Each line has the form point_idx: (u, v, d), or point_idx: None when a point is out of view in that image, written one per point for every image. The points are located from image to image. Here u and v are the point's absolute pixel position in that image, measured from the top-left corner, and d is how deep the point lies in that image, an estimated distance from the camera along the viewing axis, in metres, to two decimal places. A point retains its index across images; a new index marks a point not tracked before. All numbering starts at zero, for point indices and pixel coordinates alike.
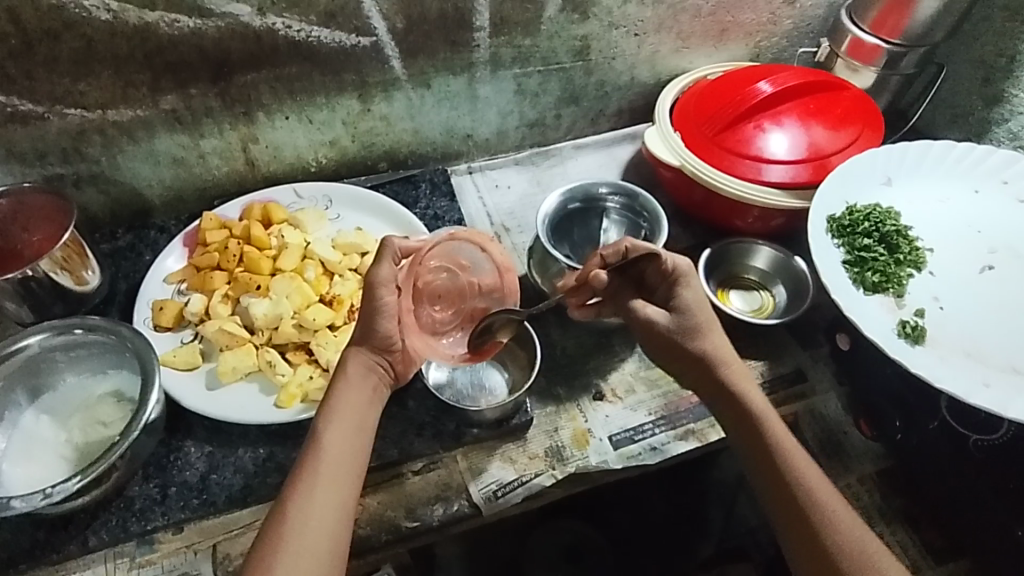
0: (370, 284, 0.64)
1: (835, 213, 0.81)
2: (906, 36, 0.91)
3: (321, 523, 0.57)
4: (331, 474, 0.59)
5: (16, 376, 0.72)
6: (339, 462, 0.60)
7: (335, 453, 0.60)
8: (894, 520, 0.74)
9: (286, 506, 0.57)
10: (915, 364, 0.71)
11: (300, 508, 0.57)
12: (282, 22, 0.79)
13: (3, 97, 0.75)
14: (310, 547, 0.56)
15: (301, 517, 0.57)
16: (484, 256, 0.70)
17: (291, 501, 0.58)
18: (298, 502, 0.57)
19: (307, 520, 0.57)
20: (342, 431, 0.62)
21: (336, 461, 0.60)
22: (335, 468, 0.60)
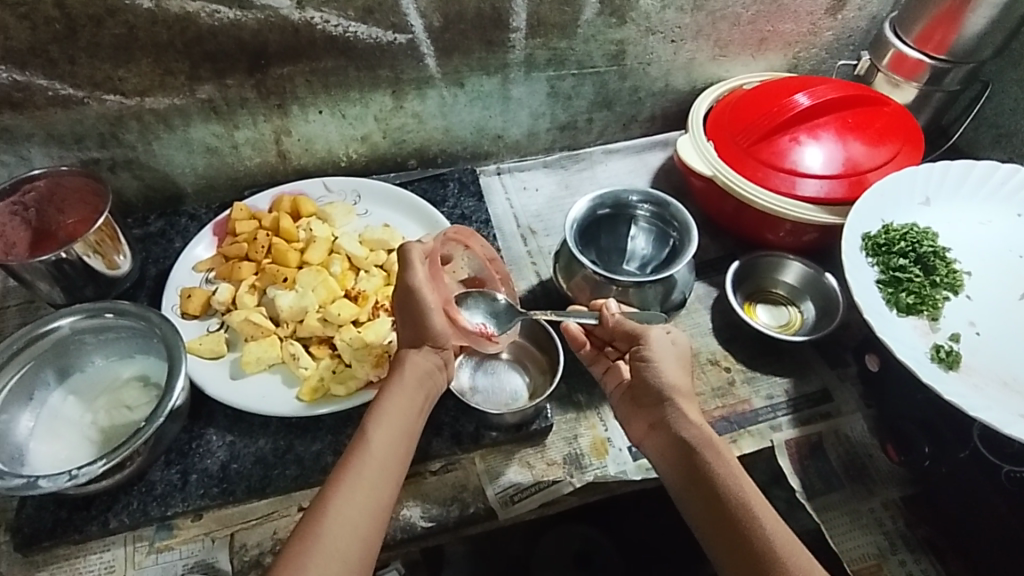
0: (410, 287, 0.66)
1: (870, 231, 0.79)
2: (951, 53, 0.89)
3: (354, 526, 0.56)
4: (371, 475, 0.59)
5: (46, 357, 0.73)
6: (382, 465, 0.60)
7: (380, 457, 0.60)
8: (919, 549, 0.72)
9: (328, 501, 0.57)
10: (948, 390, 0.69)
11: (340, 505, 0.56)
12: (321, 16, 0.79)
13: (44, 80, 0.76)
14: (339, 550, 0.54)
15: (340, 515, 0.56)
16: (467, 253, 0.78)
17: (332, 496, 0.57)
18: (339, 499, 0.57)
19: (344, 520, 0.56)
20: (388, 434, 0.62)
21: (379, 464, 0.59)
22: (376, 471, 0.59)
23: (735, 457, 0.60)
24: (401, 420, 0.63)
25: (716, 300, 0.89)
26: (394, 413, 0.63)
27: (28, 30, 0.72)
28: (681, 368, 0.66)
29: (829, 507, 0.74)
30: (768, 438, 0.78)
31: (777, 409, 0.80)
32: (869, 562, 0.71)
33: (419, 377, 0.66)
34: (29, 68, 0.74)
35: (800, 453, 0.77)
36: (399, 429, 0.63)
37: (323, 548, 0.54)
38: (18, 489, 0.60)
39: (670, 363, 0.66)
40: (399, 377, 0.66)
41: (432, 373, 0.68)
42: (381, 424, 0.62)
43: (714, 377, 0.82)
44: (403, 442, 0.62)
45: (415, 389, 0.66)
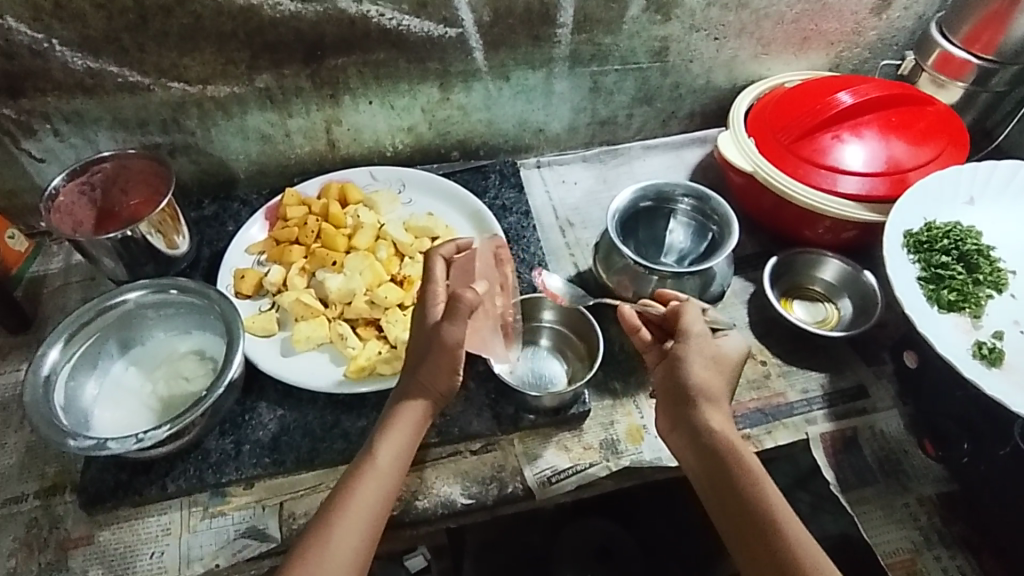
0: (448, 346, 0.64)
1: (913, 229, 0.80)
2: (998, 53, 0.89)
3: (349, 555, 0.57)
4: (371, 507, 0.60)
5: (111, 329, 0.76)
6: (384, 494, 0.61)
7: (383, 485, 0.61)
8: (953, 545, 0.72)
9: (329, 529, 0.58)
10: (991, 386, 0.69)
11: (339, 538, 0.57)
12: (376, 9, 0.82)
13: (115, 67, 0.80)
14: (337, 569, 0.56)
15: (339, 545, 0.57)
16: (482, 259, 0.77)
17: (333, 526, 0.58)
18: (339, 528, 0.58)
19: (340, 552, 0.57)
20: (393, 463, 0.62)
21: (379, 495, 0.60)
22: (377, 488, 0.61)
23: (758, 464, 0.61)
24: (406, 448, 0.63)
25: (752, 295, 0.90)
26: (399, 444, 0.63)
27: (104, 19, 0.76)
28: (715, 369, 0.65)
29: (864, 501, 0.75)
30: (803, 431, 0.78)
31: (812, 403, 0.80)
32: (903, 556, 0.71)
33: (418, 419, 0.65)
34: (102, 55, 0.79)
35: (835, 447, 0.78)
36: (403, 460, 0.63)
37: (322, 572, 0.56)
38: (89, 449, 0.63)
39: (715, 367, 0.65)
40: (401, 416, 0.64)
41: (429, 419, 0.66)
42: (388, 449, 0.63)
43: (750, 369, 0.83)
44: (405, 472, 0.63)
45: (420, 420, 0.65)
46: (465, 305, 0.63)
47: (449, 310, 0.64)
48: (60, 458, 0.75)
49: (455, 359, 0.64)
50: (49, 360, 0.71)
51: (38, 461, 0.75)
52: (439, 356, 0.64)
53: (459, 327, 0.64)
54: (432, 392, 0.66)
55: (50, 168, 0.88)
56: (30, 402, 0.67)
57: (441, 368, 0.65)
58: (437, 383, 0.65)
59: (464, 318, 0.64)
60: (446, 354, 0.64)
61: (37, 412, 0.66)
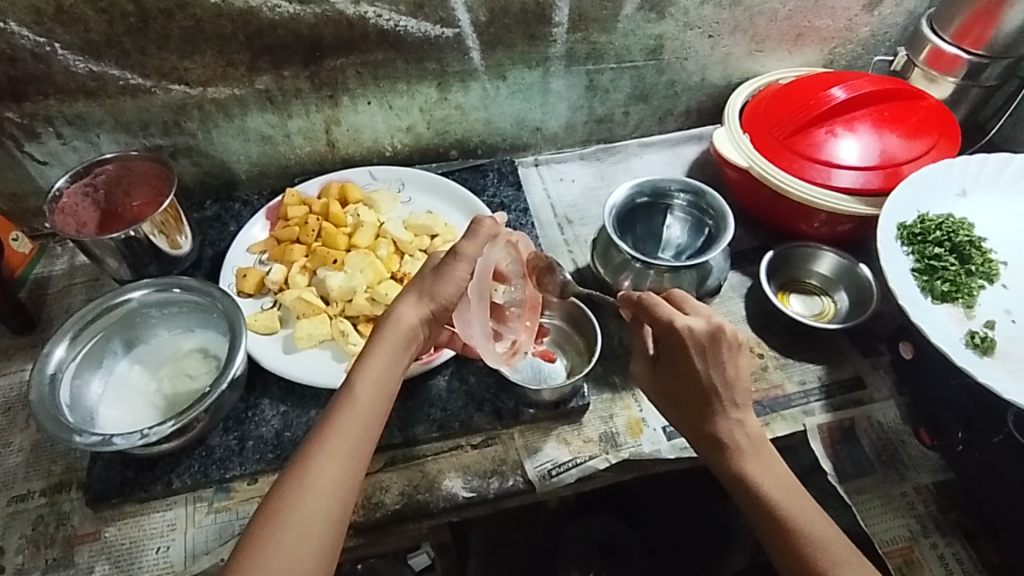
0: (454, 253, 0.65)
1: (906, 221, 0.81)
2: (988, 48, 0.90)
3: (332, 486, 0.57)
4: (352, 438, 0.59)
5: (115, 328, 0.77)
6: (363, 427, 0.60)
7: (363, 415, 0.61)
8: (950, 533, 0.73)
9: (308, 463, 0.58)
10: (984, 374, 0.70)
11: (318, 470, 0.57)
12: (374, 10, 0.83)
13: (117, 70, 0.81)
14: (321, 504, 0.56)
15: (320, 475, 0.57)
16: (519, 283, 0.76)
17: (313, 458, 0.58)
18: (320, 460, 0.58)
19: (320, 485, 0.57)
20: (372, 394, 0.62)
21: (360, 425, 0.60)
22: (356, 423, 0.60)
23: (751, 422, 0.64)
24: (386, 379, 0.63)
25: (749, 289, 0.91)
26: (380, 375, 0.63)
27: (106, 23, 0.77)
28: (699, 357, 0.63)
29: (862, 491, 0.76)
30: (801, 422, 0.79)
31: (809, 395, 0.81)
32: (901, 544, 0.72)
33: (401, 343, 0.64)
34: (103, 58, 0.80)
35: (832, 438, 0.79)
36: (383, 390, 0.62)
37: (305, 502, 0.56)
38: (94, 445, 0.64)
39: (712, 369, 0.63)
40: (380, 342, 0.64)
41: (414, 346, 0.66)
42: (365, 380, 0.62)
43: (748, 362, 0.83)
44: (386, 401, 0.63)
45: (402, 349, 0.65)
46: (483, 228, 0.66)
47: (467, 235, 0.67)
48: (65, 457, 0.76)
49: (460, 275, 0.65)
50: (55, 358, 0.72)
51: (44, 460, 0.76)
52: (448, 270, 0.65)
53: (475, 245, 0.66)
54: (433, 302, 0.66)
55: (53, 170, 0.89)
56: (37, 400, 0.68)
57: (446, 280, 0.65)
58: (431, 301, 0.66)
59: (484, 241, 0.66)
60: (458, 268, 0.65)
61: (44, 409, 0.67)
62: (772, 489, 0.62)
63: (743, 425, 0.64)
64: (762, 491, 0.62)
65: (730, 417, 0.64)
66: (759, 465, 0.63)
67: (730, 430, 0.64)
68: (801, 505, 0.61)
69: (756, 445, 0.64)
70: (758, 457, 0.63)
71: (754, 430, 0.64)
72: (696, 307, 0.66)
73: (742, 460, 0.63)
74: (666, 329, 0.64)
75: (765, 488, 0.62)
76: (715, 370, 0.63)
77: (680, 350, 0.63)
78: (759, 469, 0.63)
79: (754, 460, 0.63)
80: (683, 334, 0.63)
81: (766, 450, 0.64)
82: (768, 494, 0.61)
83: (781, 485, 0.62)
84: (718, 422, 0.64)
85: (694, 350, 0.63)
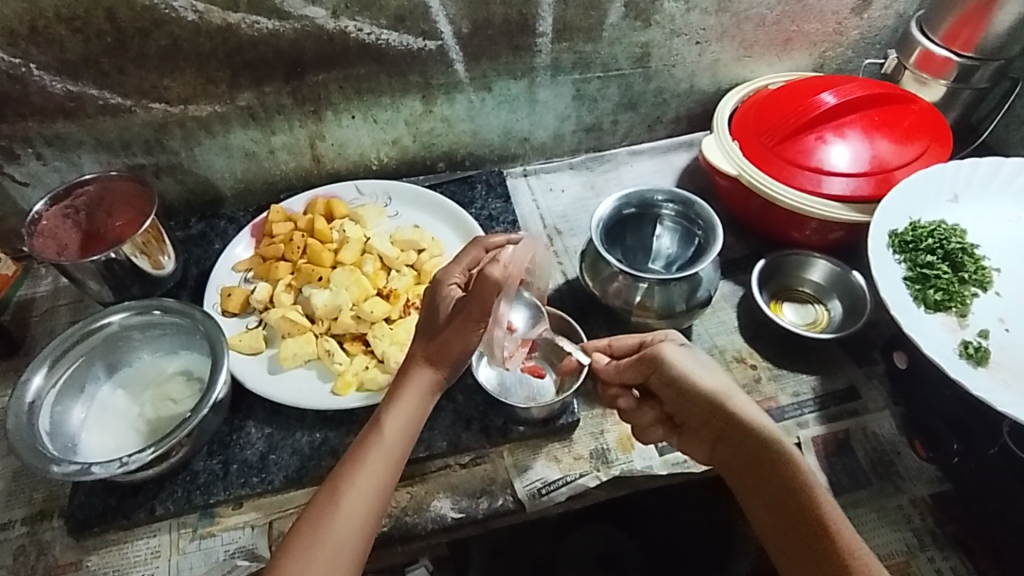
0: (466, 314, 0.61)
1: (898, 229, 0.80)
2: (978, 50, 0.89)
3: (354, 529, 0.57)
4: (375, 481, 0.58)
5: (96, 352, 0.76)
6: (387, 470, 0.59)
7: (388, 458, 0.60)
8: (947, 546, 0.72)
9: (332, 505, 0.57)
10: (978, 385, 0.69)
11: (344, 510, 0.57)
12: (354, 25, 0.82)
13: (96, 90, 0.80)
14: (342, 546, 0.56)
15: (344, 516, 0.57)
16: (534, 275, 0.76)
17: (339, 498, 0.57)
18: (344, 503, 0.57)
19: (345, 526, 0.56)
20: (399, 434, 0.61)
21: (384, 467, 0.59)
22: (383, 463, 0.59)
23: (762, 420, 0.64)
24: (414, 418, 0.61)
25: (741, 298, 0.90)
26: (408, 414, 0.61)
27: (82, 43, 0.76)
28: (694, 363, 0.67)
29: (858, 504, 0.74)
30: (795, 435, 0.78)
31: (803, 406, 0.80)
32: (898, 558, 0.71)
33: (427, 387, 0.62)
34: (81, 78, 0.79)
35: (826, 451, 0.77)
36: (409, 432, 0.61)
37: (327, 544, 0.56)
38: (72, 474, 0.63)
39: (701, 369, 0.66)
40: (407, 384, 0.62)
41: (439, 389, 0.64)
42: (394, 420, 0.61)
43: (740, 374, 0.82)
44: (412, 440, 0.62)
45: (431, 387, 0.63)
46: (490, 283, 0.60)
47: (475, 288, 0.61)
48: (47, 484, 0.75)
49: (478, 329, 0.62)
50: (34, 386, 0.71)
51: (25, 487, 0.75)
52: (465, 324, 0.61)
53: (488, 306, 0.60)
54: (448, 358, 0.62)
55: (34, 191, 0.88)
56: (14, 429, 0.67)
57: (462, 333, 0.62)
58: (453, 346, 0.62)
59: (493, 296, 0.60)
60: (472, 325, 0.61)
61: (21, 439, 0.66)
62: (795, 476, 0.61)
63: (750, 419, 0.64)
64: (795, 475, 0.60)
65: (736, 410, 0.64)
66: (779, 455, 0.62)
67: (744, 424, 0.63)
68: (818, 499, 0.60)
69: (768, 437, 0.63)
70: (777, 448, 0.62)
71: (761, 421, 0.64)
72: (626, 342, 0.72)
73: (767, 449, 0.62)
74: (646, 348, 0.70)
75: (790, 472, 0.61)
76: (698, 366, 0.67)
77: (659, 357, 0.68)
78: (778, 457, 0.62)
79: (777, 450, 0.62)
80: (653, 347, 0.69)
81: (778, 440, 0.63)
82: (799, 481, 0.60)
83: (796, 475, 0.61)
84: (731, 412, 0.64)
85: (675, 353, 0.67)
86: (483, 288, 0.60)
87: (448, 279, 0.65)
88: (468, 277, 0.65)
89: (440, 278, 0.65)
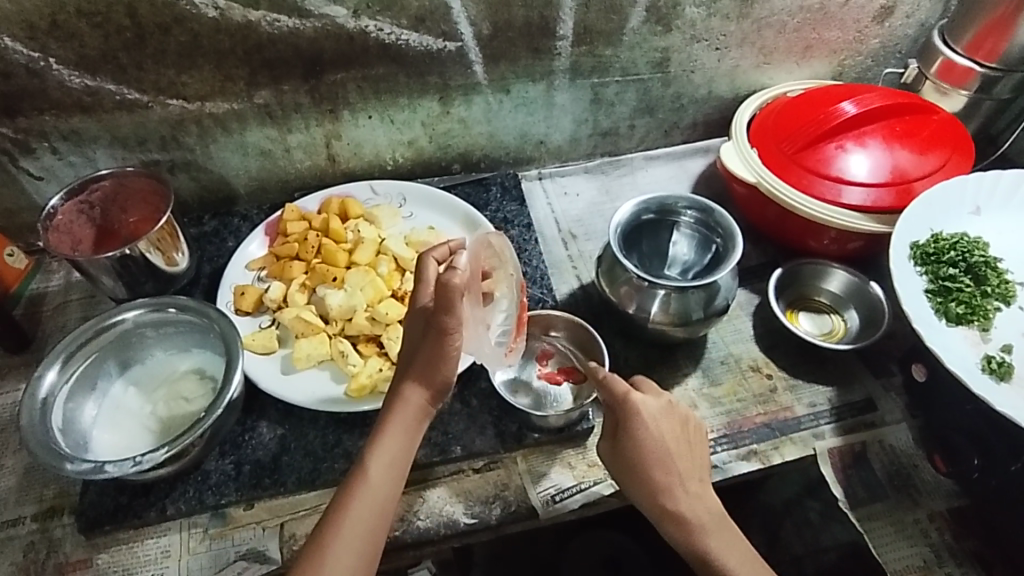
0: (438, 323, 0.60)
1: (919, 240, 0.79)
2: (1002, 61, 0.89)
3: (348, 573, 0.57)
4: (367, 523, 0.59)
5: (109, 348, 0.76)
6: (377, 511, 0.60)
7: (377, 501, 0.60)
8: (965, 562, 0.71)
9: (324, 550, 0.58)
10: (1001, 400, 0.69)
11: (334, 559, 0.57)
12: (375, 24, 0.81)
13: (113, 86, 0.80)
14: None
15: (334, 564, 0.57)
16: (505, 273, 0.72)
17: (327, 546, 0.58)
18: (336, 546, 0.58)
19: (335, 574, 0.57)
20: (386, 474, 0.61)
21: (373, 512, 0.60)
22: (370, 507, 0.60)
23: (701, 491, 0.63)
24: (399, 457, 0.62)
25: (757, 307, 0.89)
26: (393, 454, 0.62)
27: (101, 37, 0.76)
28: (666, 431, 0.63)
29: (874, 518, 0.74)
30: (811, 446, 0.77)
31: (820, 417, 0.79)
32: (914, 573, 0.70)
33: (413, 422, 0.63)
34: (99, 73, 0.79)
35: (843, 463, 0.76)
36: (397, 468, 0.62)
37: None
38: (86, 473, 0.63)
39: (666, 434, 0.62)
40: (392, 423, 0.63)
41: (426, 419, 0.65)
42: (379, 461, 0.61)
43: (756, 383, 0.82)
44: (399, 479, 0.62)
45: (414, 425, 0.63)
46: (453, 286, 0.59)
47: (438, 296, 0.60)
48: (58, 480, 0.74)
49: (451, 343, 0.61)
50: (47, 382, 0.70)
51: (36, 484, 0.74)
52: (436, 339, 0.61)
53: (455, 314, 0.60)
54: (433, 378, 0.63)
55: (48, 186, 0.87)
56: (28, 426, 0.66)
57: (441, 354, 0.62)
58: (434, 376, 0.63)
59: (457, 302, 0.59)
60: (445, 338, 0.61)
61: (35, 436, 0.66)
62: (739, 569, 0.60)
63: (705, 503, 0.62)
64: (725, 568, 0.59)
65: (691, 494, 0.62)
66: (726, 545, 0.60)
67: (690, 508, 0.61)
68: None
69: (720, 521, 0.62)
70: (721, 535, 0.61)
71: (715, 507, 0.62)
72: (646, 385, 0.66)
73: (705, 539, 0.60)
74: (617, 401, 0.63)
75: (732, 570, 0.59)
76: (668, 437, 0.62)
77: (629, 420, 0.62)
78: (721, 547, 0.60)
79: (718, 537, 0.61)
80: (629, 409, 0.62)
81: (729, 528, 0.62)
82: (731, 574, 0.59)
83: (746, 562, 0.60)
84: (679, 500, 0.61)
85: (650, 421, 0.62)
86: (445, 296, 0.59)
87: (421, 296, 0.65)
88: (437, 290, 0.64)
89: (415, 298, 0.65)
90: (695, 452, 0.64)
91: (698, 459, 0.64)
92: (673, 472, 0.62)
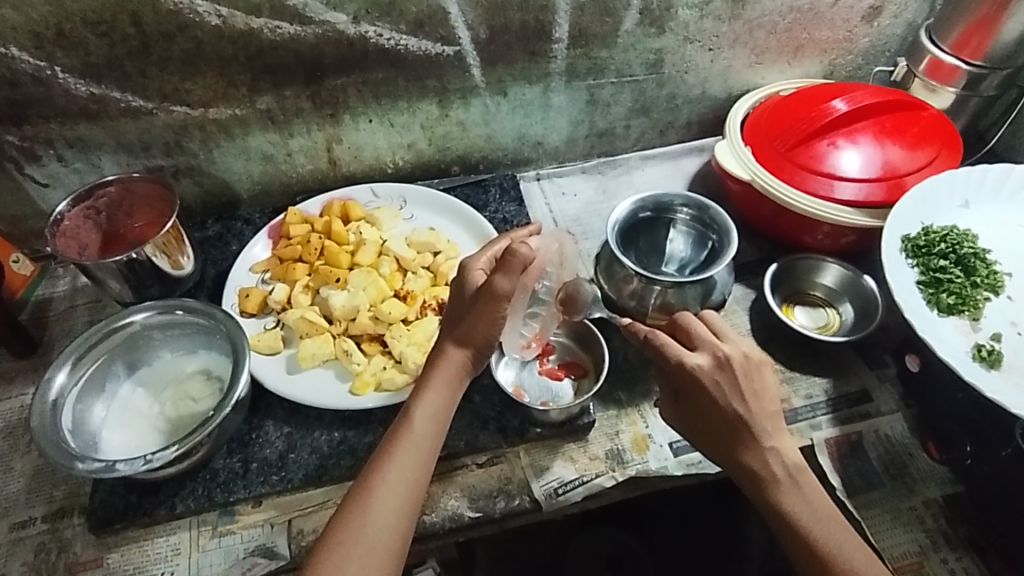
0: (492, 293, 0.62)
1: (910, 233, 0.81)
2: (987, 58, 0.90)
3: (391, 514, 0.59)
4: (410, 471, 0.60)
5: (117, 351, 0.77)
6: (421, 458, 0.61)
7: (420, 449, 0.62)
8: (960, 547, 0.72)
9: (370, 489, 0.59)
10: (991, 387, 0.70)
11: (380, 499, 0.59)
12: (374, 30, 0.83)
13: (118, 93, 0.82)
14: (379, 534, 0.58)
15: (380, 506, 0.59)
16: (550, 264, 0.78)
17: (375, 489, 0.59)
18: (382, 487, 0.59)
19: (382, 514, 0.58)
20: (429, 424, 0.63)
21: (417, 458, 0.61)
22: (415, 456, 0.61)
23: (786, 446, 0.64)
24: (441, 410, 0.64)
25: (753, 301, 0.91)
26: (436, 404, 0.63)
27: (106, 46, 0.77)
28: (746, 389, 0.64)
29: (871, 505, 0.75)
30: (808, 437, 0.79)
31: (816, 409, 0.81)
32: (911, 560, 0.72)
33: (454, 376, 0.64)
34: (104, 81, 0.80)
35: (839, 452, 0.78)
36: (439, 420, 0.63)
37: (365, 537, 0.57)
38: (97, 471, 0.64)
39: (738, 394, 0.64)
40: (435, 376, 0.64)
41: (468, 374, 0.66)
42: (423, 411, 0.63)
43: None
44: (441, 430, 0.64)
45: (455, 383, 0.65)
46: (517, 258, 0.61)
47: (501, 265, 0.62)
48: (67, 481, 0.76)
49: (501, 309, 0.63)
50: (57, 384, 0.72)
51: (45, 485, 0.75)
52: (487, 307, 0.63)
53: (511, 279, 0.61)
54: (473, 341, 0.64)
55: (54, 193, 0.89)
56: (39, 426, 0.68)
57: (486, 319, 0.63)
58: (475, 338, 0.64)
59: (518, 272, 0.61)
60: (496, 303, 0.62)
61: (46, 436, 0.67)
62: (809, 522, 0.61)
63: (785, 459, 0.64)
64: (806, 527, 0.61)
65: (770, 450, 0.63)
66: (809, 504, 0.62)
67: (770, 464, 0.63)
68: (852, 550, 0.60)
69: (799, 480, 0.63)
70: (802, 493, 0.63)
71: (798, 464, 0.64)
72: (703, 340, 0.66)
73: (787, 497, 0.62)
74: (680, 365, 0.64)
75: (816, 530, 0.61)
76: (738, 400, 0.63)
77: (697, 388, 0.64)
78: (801, 504, 0.62)
79: (796, 494, 0.63)
80: (687, 366, 0.64)
81: (813, 487, 0.63)
82: (813, 531, 0.61)
83: (818, 518, 0.62)
84: (758, 456, 0.63)
85: (715, 382, 0.63)
86: (508, 264, 0.61)
87: (474, 264, 0.67)
88: (493, 261, 0.67)
89: (466, 265, 0.68)
90: (768, 406, 0.65)
91: (771, 408, 0.64)
92: (747, 433, 0.63)
